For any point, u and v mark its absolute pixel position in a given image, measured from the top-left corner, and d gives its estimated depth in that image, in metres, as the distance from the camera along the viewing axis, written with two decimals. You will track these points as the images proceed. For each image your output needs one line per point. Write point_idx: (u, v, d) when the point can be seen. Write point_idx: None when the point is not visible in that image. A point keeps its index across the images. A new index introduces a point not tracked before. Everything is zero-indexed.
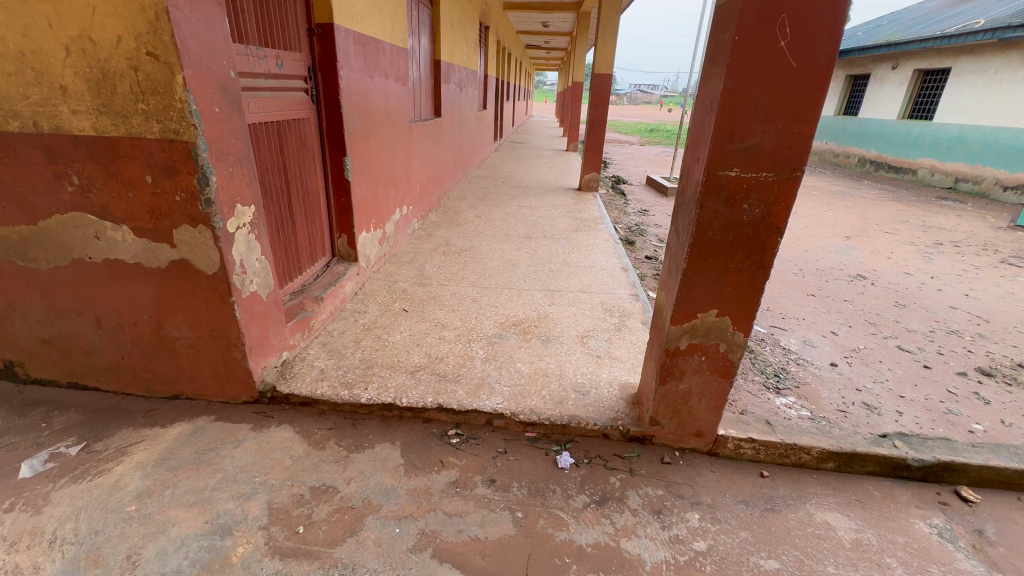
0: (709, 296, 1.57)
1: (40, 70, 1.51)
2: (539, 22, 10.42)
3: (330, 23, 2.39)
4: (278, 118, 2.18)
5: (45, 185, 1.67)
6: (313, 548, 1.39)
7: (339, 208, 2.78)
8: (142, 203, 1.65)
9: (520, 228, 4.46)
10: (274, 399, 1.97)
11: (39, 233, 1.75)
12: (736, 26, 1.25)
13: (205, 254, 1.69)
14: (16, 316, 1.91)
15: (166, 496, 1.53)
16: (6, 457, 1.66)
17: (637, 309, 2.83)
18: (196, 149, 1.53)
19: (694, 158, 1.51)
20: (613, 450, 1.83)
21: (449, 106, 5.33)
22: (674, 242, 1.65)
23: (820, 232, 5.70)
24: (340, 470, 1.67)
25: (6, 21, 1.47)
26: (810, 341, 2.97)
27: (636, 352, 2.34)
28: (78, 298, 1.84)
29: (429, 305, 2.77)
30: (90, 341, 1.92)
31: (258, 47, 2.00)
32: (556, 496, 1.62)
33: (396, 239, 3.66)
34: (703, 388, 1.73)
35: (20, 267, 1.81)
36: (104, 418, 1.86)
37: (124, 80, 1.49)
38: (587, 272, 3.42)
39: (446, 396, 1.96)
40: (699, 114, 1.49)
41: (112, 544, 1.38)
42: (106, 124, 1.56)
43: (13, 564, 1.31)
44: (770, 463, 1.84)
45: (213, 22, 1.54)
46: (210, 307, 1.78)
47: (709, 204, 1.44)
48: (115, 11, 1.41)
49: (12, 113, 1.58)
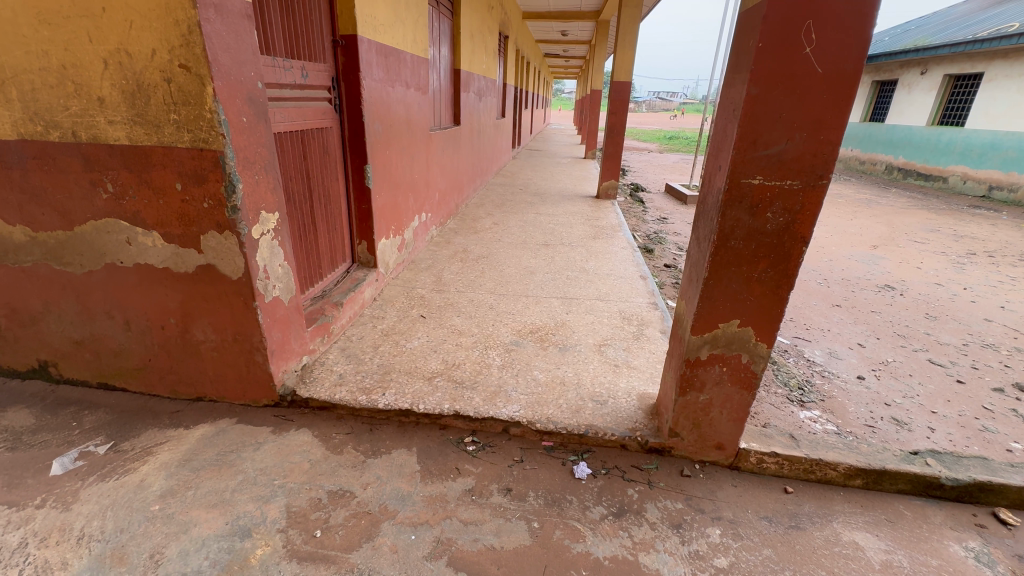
0: (730, 306, 1.54)
1: (80, 82, 1.58)
2: (558, 31, 10.50)
3: (354, 34, 2.44)
4: (302, 127, 2.24)
5: (82, 192, 1.73)
6: (330, 553, 1.40)
7: (359, 214, 2.82)
8: (171, 209, 1.71)
9: (537, 236, 4.45)
10: (294, 402, 2.00)
11: (74, 238, 1.81)
12: (760, 33, 1.23)
13: (230, 259, 1.73)
14: (51, 317, 1.98)
15: (189, 496, 1.56)
16: (39, 455, 1.71)
17: (656, 317, 2.80)
18: (224, 157, 1.58)
19: (715, 166, 1.49)
20: (631, 462, 1.80)
21: (468, 115, 5.37)
22: (694, 251, 1.64)
23: (845, 241, 5.54)
24: (357, 474, 1.69)
25: (50, 36, 1.54)
26: (835, 353, 2.89)
27: (655, 362, 2.31)
28: (110, 301, 1.90)
29: (446, 312, 2.78)
30: (120, 342, 1.98)
31: (285, 58, 2.05)
32: (573, 507, 1.60)
33: (415, 246, 3.70)
34: (724, 400, 1.69)
35: (56, 270, 1.88)
36: (131, 418, 1.91)
37: (157, 91, 1.54)
38: (605, 279, 3.40)
39: (462, 403, 1.96)
40: (721, 121, 1.47)
41: (137, 542, 1.41)
42: (140, 134, 1.61)
43: (42, 559, 1.35)
44: (795, 479, 1.79)
45: (242, 35, 1.58)
46: (234, 311, 1.82)
47: (731, 212, 1.42)
48: (151, 25, 1.46)
49: (53, 124, 1.65)
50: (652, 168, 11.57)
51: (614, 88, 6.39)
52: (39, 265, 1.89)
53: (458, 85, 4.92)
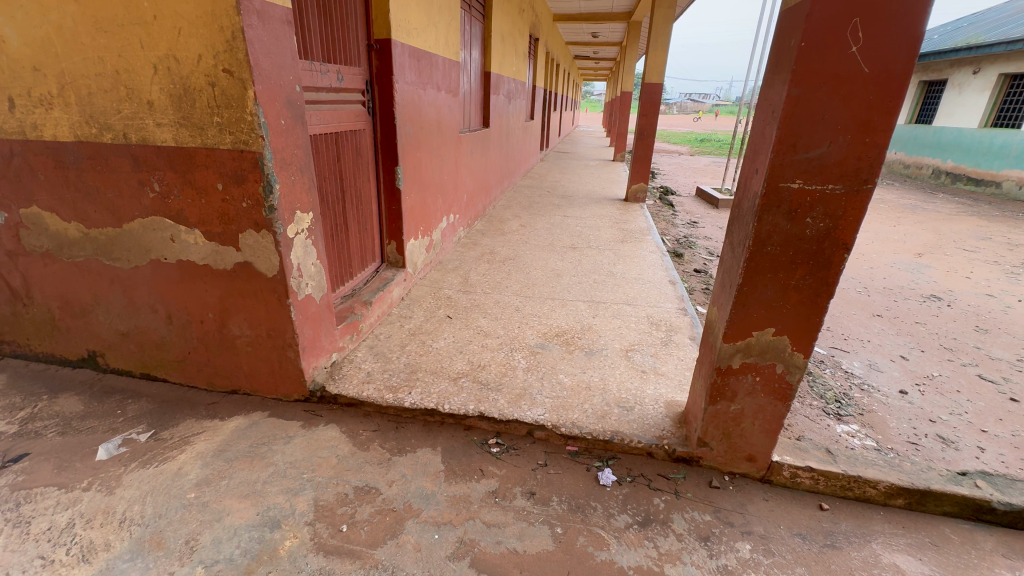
0: (766, 313, 1.49)
1: (131, 87, 1.66)
2: (589, 32, 10.44)
3: (388, 38, 2.49)
4: (337, 129, 2.29)
5: (131, 191, 1.82)
6: (355, 548, 1.42)
7: (389, 215, 2.87)
8: (212, 209, 1.77)
9: (564, 239, 4.43)
10: (323, 398, 2.04)
11: (123, 234, 1.91)
12: (802, 32, 1.19)
13: (266, 257, 1.79)
14: (100, 310, 2.09)
15: (222, 486, 1.61)
16: (87, 440, 1.81)
17: (685, 323, 2.74)
18: (262, 158, 1.63)
19: (752, 169, 1.45)
20: (657, 470, 1.77)
21: (497, 117, 5.39)
22: (728, 256, 1.59)
23: (886, 248, 5.31)
24: (382, 472, 1.71)
25: (106, 43, 1.63)
26: (875, 365, 2.76)
27: (684, 369, 2.26)
28: (154, 295, 1.99)
29: (473, 313, 2.79)
30: (162, 335, 2.07)
31: (321, 63, 2.11)
32: (597, 514, 1.58)
33: (442, 247, 3.74)
34: (757, 410, 1.64)
35: (106, 265, 1.99)
36: (171, 408, 2.00)
37: (202, 95, 1.60)
38: (633, 283, 3.35)
39: (487, 404, 1.96)
40: (760, 123, 1.43)
41: (173, 528, 1.46)
42: (186, 136, 1.68)
43: (88, 539, 1.42)
44: (830, 495, 1.72)
45: (282, 40, 1.64)
46: (269, 307, 1.88)
47: (768, 217, 1.38)
48: (198, 31, 1.53)
49: (106, 127, 1.74)
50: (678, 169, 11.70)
51: (645, 90, 6.30)
52: (90, 261, 2.00)
53: (488, 88, 4.95)
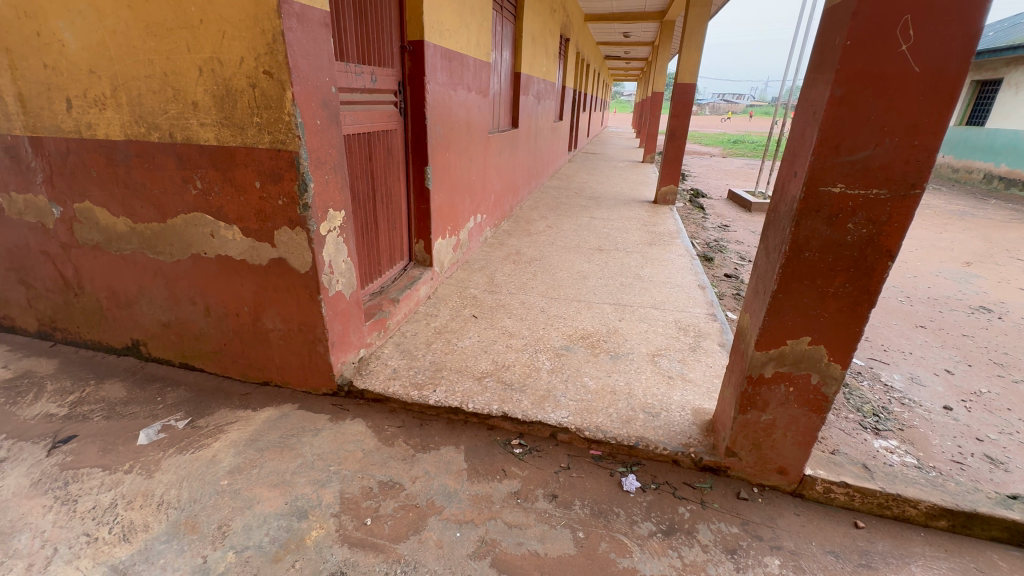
0: (801, 321, 1.44)
1: (178, 88, 1.73)
2: (621, 32, 10.33)
3: (421, 40, 2.52)
4: (369, 129, 2.33)
5: (175, 188, 1.90)
6: (379, 541, 1.44)
7: (418, 214, 2.91)
8: (250, 206, 1.83)
9: (591, 240, 4.39)
10: (350, 392, 2.09)
11: (167, 230, 1.99)
12: (848, 30, 1.15)
13: (300, 254, 1.84)
14: (144, 301, 2.19)
15: (253, 474, 1.67)
16: (130, 424, 1.90)
17: (715, 329, 2.67)
18: (298, 157, 1.68)
19: (790, 172, 1.41)
20: (683, 479, 1.73)
21: (526, 118, 5.39)
22: (762, 262, 1.54)
23: (932, 256, 5.06)
24: (406, 467, 1.73)
25: (156, 46, 1.70)
26: (917, 378, 2.63)
27: (712, 376, 2.20)
28: (194, 288, 2.07)
29: (498, 313, 2.80)
30: (200, 327, 2.15)
31: (356, 64, 2.15)
32: (620, 520, 1.55)
33: (469, 246, 3.76)
34: (790, 422, 1.59)
35: (151, 259, 2.08)
36: (207, 397, 2.07)
37: (243, 95, 1.66)
38: (661, 287, 3.30)
39: (511, 404, 1.96)
40: (799, 124, 1.38)
41: (207, 513, 1.52)
42: (227, 136, 1.74)
43: (128, 519, 1.49)
44: (866, 513, 1.65)
45: (320, 42, 1.68)
46: (301, 302, 1.93)
47: (807, 222, 1.33)
48: (241, 34, 1.58)
49: (154, 126, 1.82)
50: (711, 171, 11.46)
51: (677, 90, 6.18)
52: (136, 254, 2.09)
53: (517, 89, 4.96)
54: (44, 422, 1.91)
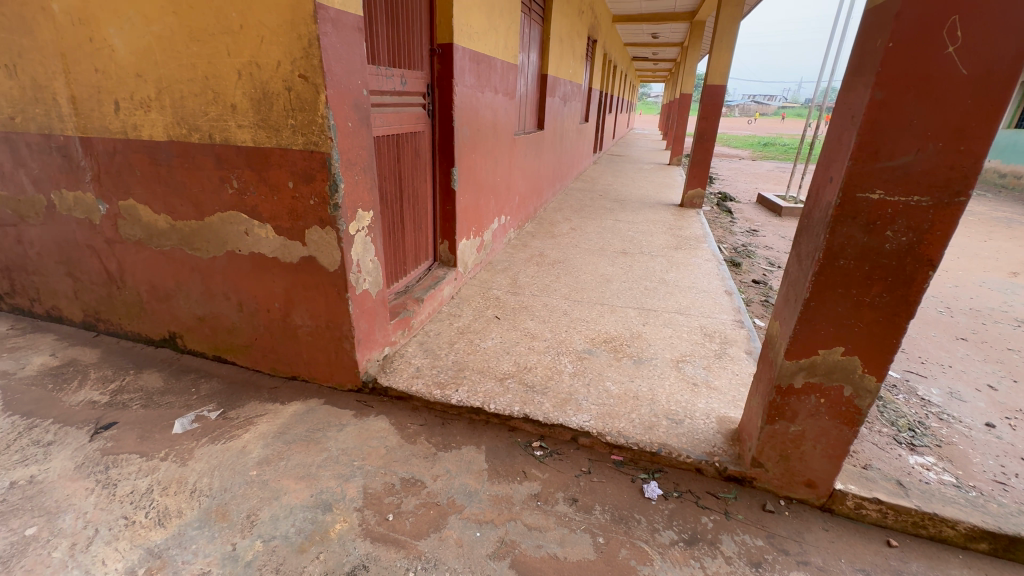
0: (834, 331, 1.40)
1: (218, 91, 1.80)
2: (649, 33, 10.22)
3: (450, 43, 2.55)
4: (398, 131, 2.37)
5: (212, 187, 1.97)
6: (400, 537, 1.47)
7: (443, 215, 2.94)
8: (283, 205, 1.89)
9: (615, 243, 4.36)
10: (375, 389, 2.13)
11: (205, 227, 2.07)
12: (891, 31, 1.11)
13: (329, 253, 1.88)
14: (181, 295, 2.28)
15: (281, 466, 1.71)
16: (166, 414, 1.98)
17: (742, 336, 2.62)
18: (330, 159, 1.72)
19: (825, 177, 1.37)
20: (706, 488, 1.70)
21: (552, 120, 5.39)
22: (794, 268, 1.51)
23: (975, 265, 4.83)
24: (428, 465, 1.75)
25: (198, 51, 1.77)
26: (957, 393, 2.52)
27: (738, 385, 2.16)
28: (228, 284, 2.15)
29: (521, 315, 2.81)
30: (232, 321, 2.22)
31: (387, 67, 2.19)
32: (641, 528, 1.54)
33: (493, 247, 3.78)
34: (820, 434, 1.54)
35: (188, 255, 2.16)
36: (237, 390, 2.14)
37: (279, 98, 1.71)
38: (687, 292, 3.25)
39: (532, 406, 1.96)
40: (836, 128, 1.34)
41: (237, 502, 1.57)
42: (263, 137, 1.80)
43: (163, 505, 1.55)
44: (900, 532, 1.59)
45: (353, 46, 1.72)
46: (329, 300, 1.97)
47: (842, 229, 1.29)
48: (279, 39, 1.63)
49: (195, 128, 1.90)
50: (740, 174, 11.21)
51: (706, 92, 6.08)
52: (175, 250, 2.18)
53: (543, 90, 4.96)
54: (87, 409, 2.00)
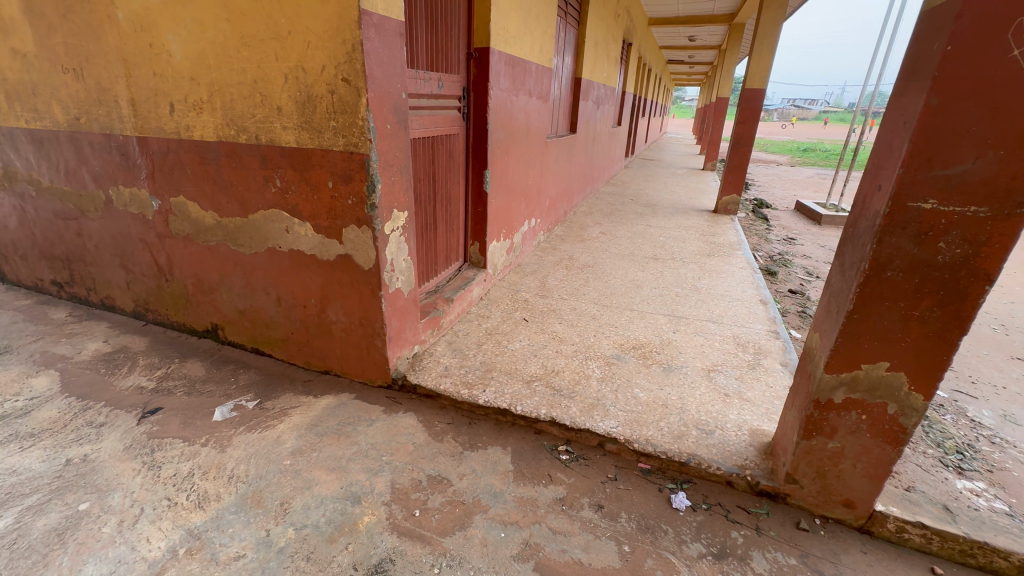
0: (879, 345, 1.34)
1: (265, 94, 1.87)
2: (685, 36, 10.08)
3: (487, 47, 2.58)
4: (434, 134, 2.42)
5: (257, 186, 2.06)
6: (426, 533, 1.49)
7: (474, 216, 2.98)
8: (322, 204, 1.95)
9: (646, 249, 4.30)
10: (404, 386, 2.16)
11: (248, 224, 2.16)
12: (949, 34, 1.06)
13: (365, 251, 1.93)
14: (224, 288, 2.38)
15: (313, 457, 1.77)
16: (207, 402, 2.07)
17: (777, 348, 2.54)
18: (369, 160, 1.77)
19: (873, 185, 1.32)
20: (736, 502, 1.65)
21: (584, 124, 5.36)
22: (836, 279, 1.46)
23: None
24: (454, 464, 1.77)
25: (249, 56, 1.85)
26: (1011, 416, 2.37)
27: (773, 397, 2.09)
28: (268, 279, 2.23)
29: (549, 318, 2.81)
30: (271, 315, 2.31)
31: (425, 71, 2.24)
32: (667, 538, 1.51)
33: (522, 250, 3.80)
34: (861, 452, 1.48)
35: (232, 250, 2.26)
36: (273, 382, 2.22)
37: (322, 101, 1.77)
38: (719, 300, 3.17)
39: (559, 410, 1.96)
40: (887, 133, 1.29)
41: (271, 489, 1.62)
42: (306, 138, 1.86)
43: (203, 488, 1.62)
44: (945, 560, 1.50)
45: (394, 51, 1.77)
46: (363, 297, 2.03)
47: (891, 239, 1.24)
48: (324, 44, 1.68)
49: (242, 129, 1.98)
50: (778, 180, 10.85)
51: (744, 96, 5.93)
52: (220, 245, 2.28)
53: (577, 94, 4.95)
54: (135, 394, 2.12)
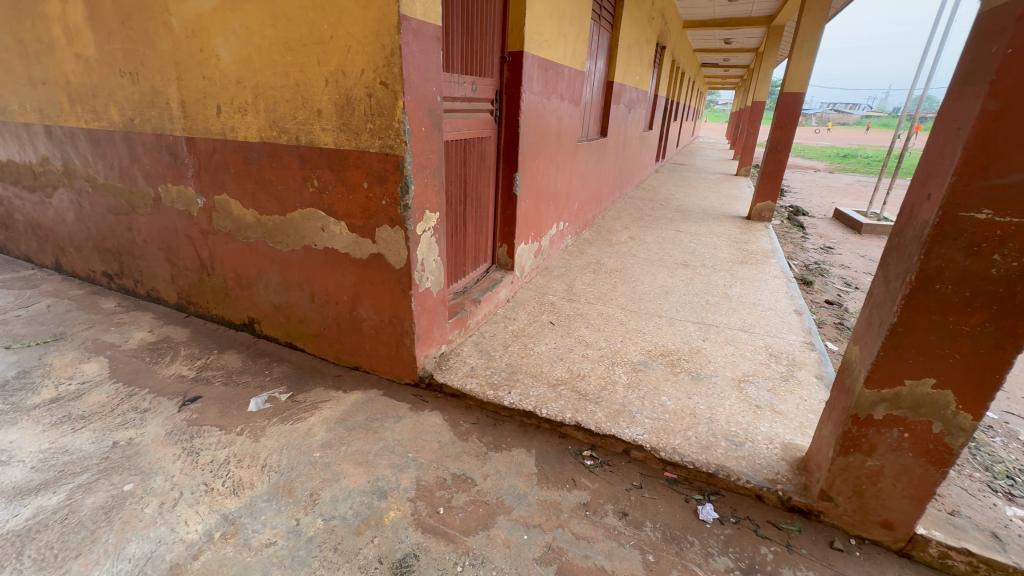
0: (924, 360, 1.28)
1: (307, 97, 1.94)
2: (721, 39, 9.89)
3: (520, 51, 2.59)
4: (466, 136, 2.45)
5: (295, 185, 2.13)
6: (450, 531, 1.50)
7: (504, 218, 3.00)
8: (357, 204, 2.00)
9: (676, 255, 4.23)
10: (430, 385, 2.19)
11: (286, 222, 2.23)
12: (1011, 37, 1.01)
13: (396, 251, 1.97)
14: (261, 284, 2.46)
15: (341, 450, 1.81)
16: (243, 393, 2.14)
17: (812, 360, 2.45)
18: (403, 161, 1.81)
19: (922, 194, 1.26)
20: (766, 517, 1.61)
21: (615, 127, 5.32)
22: (879, 290, 1.40)
23: None
24: (479, 464, 1.78)
25: (292, 60, 1.92)
26: None
27: (807, 411, 2.02)
28: (303, 276, 2.30)
29: (575, 322, 2.80)
30: (304, 311, 2.38)
31: (459, 74, 2.27)
32: (693, 550, 1.48)
33: (550, 253, 3.80)
34: (901, 472, 1.42)
35: (270, 247, 2.34)
36: (305, 376, 2.29)
37: (361, 104, 1.81)
38: (751, 309, 3.09)
39: (585, 415, 1.95)
40: (938, 140, 1.24)
41: (301, 480, 1.67)
42: (343, 140, 1.92)
43: (238, 476, 1.68)
44: None
45: (431, 54, 1.80)
46: (393, 296, 2.07)
47: (940, 250, 1.19)
48: (364, 49, 1.73)
49: (284, 130, 2.05)
50: (815, 187, 10.50)
51: (782, 100, 5.75)
52: (259, 242, 2.37)
53: (608, 97, 4.92)
54: (177, 382, 2.21)
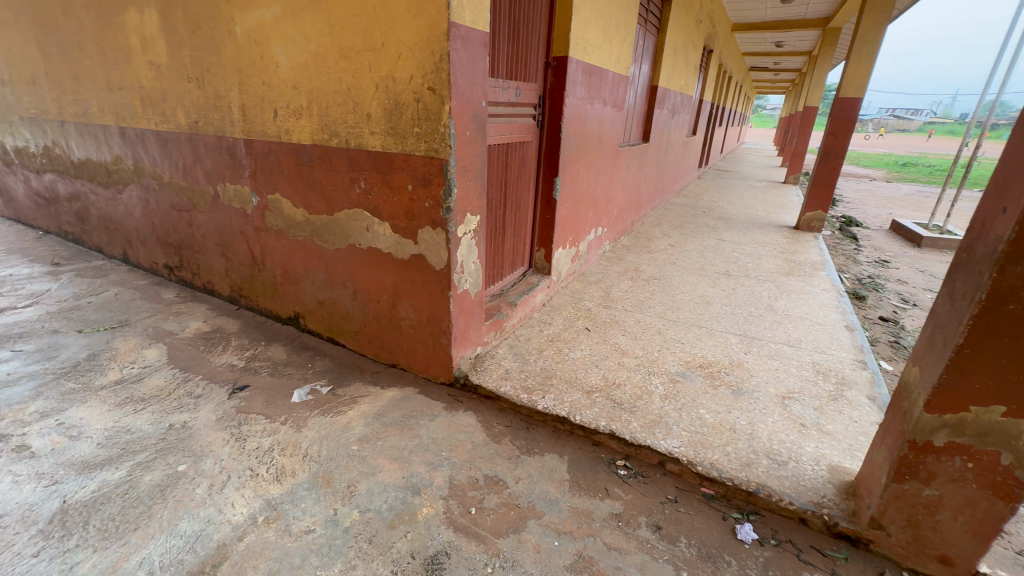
0: (994, 386, 1.19)
1: (358, 101, 2.01)
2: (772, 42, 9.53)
3: (565, 56, 2.60)
4: (508, 141, 2.47)
5: (343, 186, 2.21)
6: (481, 532, 1.51)
7: (542, 222, 3.00)
8: (401, 205, 2.05)
9: (718, 264, 4.11)
10: (465, 386, 2.22)
11: (333, 222, 2.32)
12: None
13: (437, 252, 2.01)
14: (307, 280, 2.57)
15: (378, 445, 1.86)
16: (287, 384, 2.24)
17: (863, 379, 2.32)
18: (447, 165, 1.84)
19: (996, 208, 1.18)
20: (810, 541, 1.53)
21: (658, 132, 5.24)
22: (943, 309, 1.32)
23: None
24: (511, 467, 1.79)
25: (345, 66, 2.00)
26: None
27: (857, 433, 1.92)
28: (347, 274, 2.38)
29: (612, 329, 2.76)
30: (347, 307, 2.46)
31: (504, 80, 2.29)
32: (730, 570, 1.43)
33: (587, 258, 3.77)
34: (964, 504, 1.32)
35: (317, 245, 2.43)
36: (345, 370, 2.36)
37: (408, 108, 1.87)
38: (798, 323, 2.96)
39: (619, 423, 1.92)
40: (1017, 150, 1.16)
41: (340, 471, 1.73)
42: (390, 143, 1.98)
43: (281, 463, 1.76)
44: None
45: (477, 60, 1.83)
46: (432, 296, 2.11)
47: (1015, 269, 1.11)
48: (414, 55, 1.78)
49: (335, 133, 2.13)
50: (871, 197, 9.95)
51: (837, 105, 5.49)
52: (307, 240, 2.47)
53: (652, 102, 4.84)
54: (227, 370, 2.34)
